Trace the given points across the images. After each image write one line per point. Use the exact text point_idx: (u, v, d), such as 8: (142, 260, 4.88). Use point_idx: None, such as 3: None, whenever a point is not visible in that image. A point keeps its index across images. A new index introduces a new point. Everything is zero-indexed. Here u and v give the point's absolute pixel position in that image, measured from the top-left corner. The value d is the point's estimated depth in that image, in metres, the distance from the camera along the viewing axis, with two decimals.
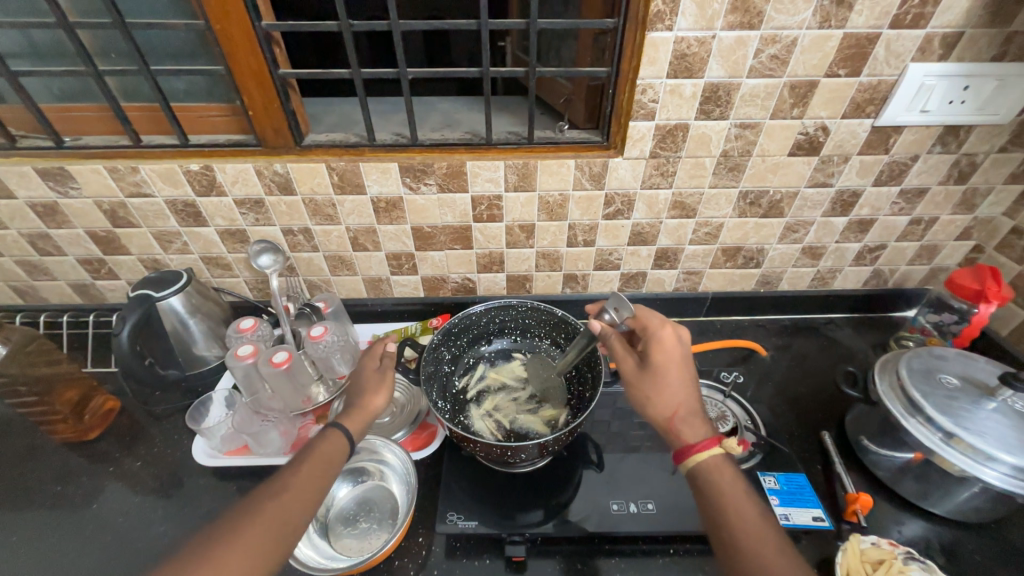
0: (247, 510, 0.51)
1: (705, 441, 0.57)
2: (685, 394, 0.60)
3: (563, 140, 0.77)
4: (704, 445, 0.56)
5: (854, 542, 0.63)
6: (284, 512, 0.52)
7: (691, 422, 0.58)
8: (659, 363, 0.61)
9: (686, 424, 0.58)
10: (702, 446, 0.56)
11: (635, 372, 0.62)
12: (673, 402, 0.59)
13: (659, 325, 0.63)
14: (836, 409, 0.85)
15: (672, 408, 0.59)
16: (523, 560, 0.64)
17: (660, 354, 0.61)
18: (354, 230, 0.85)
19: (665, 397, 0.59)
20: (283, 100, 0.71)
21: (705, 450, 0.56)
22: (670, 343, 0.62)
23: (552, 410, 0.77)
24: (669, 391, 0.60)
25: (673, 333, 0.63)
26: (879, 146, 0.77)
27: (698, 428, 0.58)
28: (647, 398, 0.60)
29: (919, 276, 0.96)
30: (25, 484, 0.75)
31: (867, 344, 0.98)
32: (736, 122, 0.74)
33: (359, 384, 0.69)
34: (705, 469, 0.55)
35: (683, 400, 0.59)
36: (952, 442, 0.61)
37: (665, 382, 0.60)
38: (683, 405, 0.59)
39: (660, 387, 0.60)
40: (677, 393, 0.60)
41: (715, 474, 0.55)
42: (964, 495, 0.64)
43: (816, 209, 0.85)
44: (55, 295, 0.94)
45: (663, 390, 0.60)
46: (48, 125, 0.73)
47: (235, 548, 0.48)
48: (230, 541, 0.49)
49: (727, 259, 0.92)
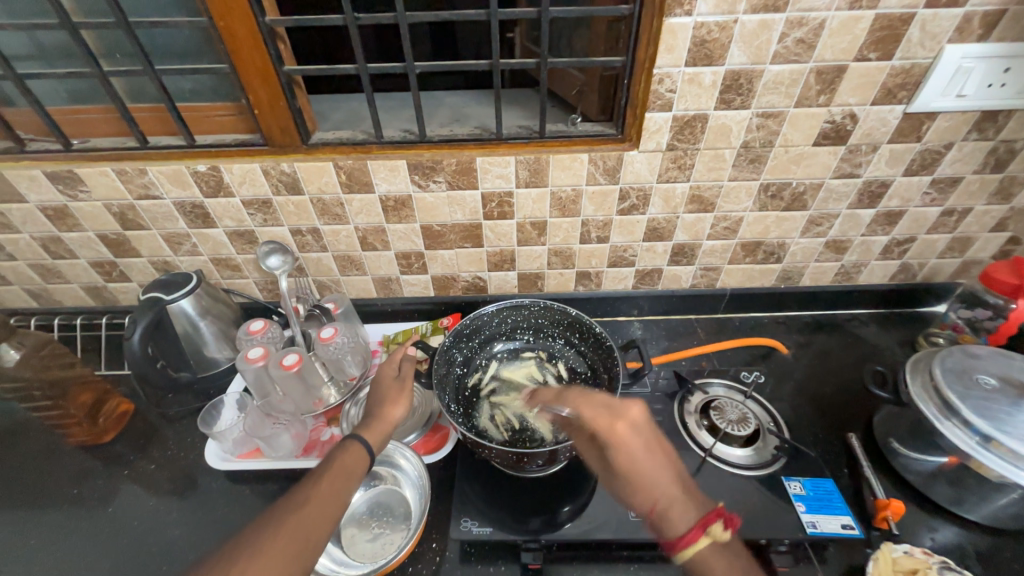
0: (269, 524, 0.51)
1: (689, 532, 0.50)
2: (656, 484, 0.54)
3: (576, 133, 0.74)
4: (688, 539, 0.50)
5: (887, 551, 0.60)
6: (305, 526, 0.51)
7: (672, 511, 0.52)
8: (619, 461, 0.56)
9: (667, 518, 0.52)
10: (685, 542, 0.50)
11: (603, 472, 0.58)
12: (646, 498, 0.54)
13: (602, 417, 0.57)
14: (861, 409, 0.82)
15: (647, 506, 0.53)
16: (539, 567, 0.63)
17: (615, 450, 0.56)
18: (363, 230, 0.83)
19: (637, 495, 0.54)
20: (289, 98, 0.70)
21: (690, 546, 0.49)
22: (621, 431, 0.56)
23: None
24: (639, 490, 0.54)
25: (621, 420, 0.56)
26: (910, 133, 0.73)
27: (680, 515, 0.52)
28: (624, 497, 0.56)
29: (950, 269, 0.92)
30: (42, 487, 0.76)
31: (894, 341, 0.94)
32: (758, 111, 0.70)
33: (378, 393, 0.68)
34: (697, 564, 0.49)
35: (654, 493, 0.53)
36: (990, 445, 0.57)
37: (630, 482, 0.55)
38: (660, 497, 0.53)
39: (628, 485, 0.55)
40: (645, 488, 0.54)
41: (707, 563, 0.49)
42: (1003, 502, 0.61)
43: (842, 201, 0.81)
44: (69, 298, 0.95)
45: (631, 487, 0.55)
46: (55, 128, 0.73)
47: (256, 561, 0.47)
48: (251, 554, 0.48)
49: (747, 254, 0.89)
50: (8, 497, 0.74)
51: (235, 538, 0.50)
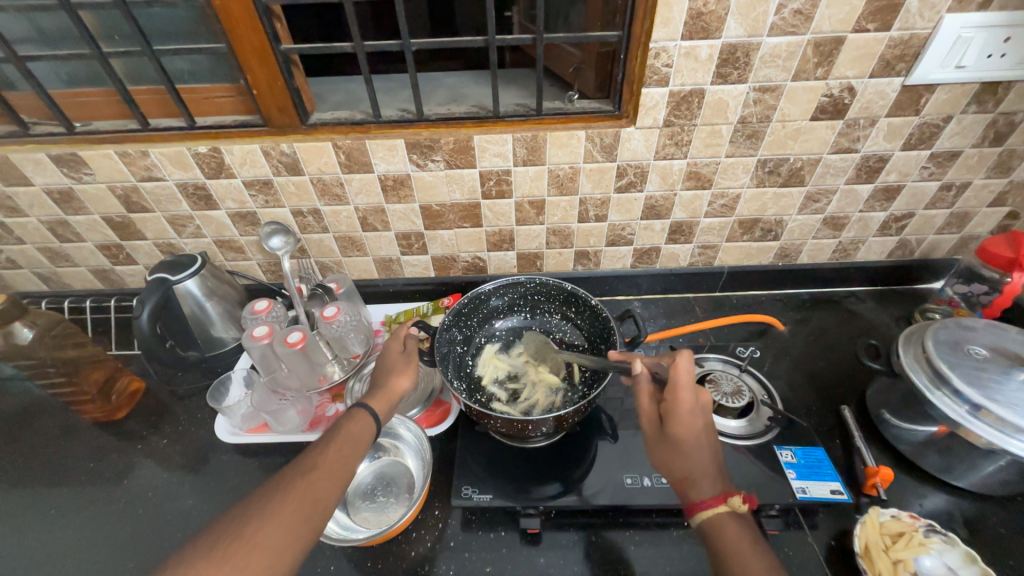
0: (278, 487, 0.50)
1: (710, 500, 0.51)
2: (695, 459, 0.53)
3: (573, 111, 0.75)
4: (710, 505, 0.51)
5: (875, 514, 0.62)
6: (314, 490, 0.51)
7: (699, 481, 0.53)
8: (674, 428, 0.55)
9: (693, 487, 0.53)
10: (704, 506, 0.51)
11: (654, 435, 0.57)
12: (680, 470, 0.54)
13: (689, 394, 0.55)
14: (856, 383, 0.83)
15: (678, 473, 0.54)
16: (537, 533, 0.66)
17: (678, 425, 0.55)
18: (363, 210, 0.84)
19: (672, 462, 0.55)
20: (287, 77, 0.70)
21: (707, 509, 0.51)
22: (691, 413, 0.55)
23: (567, 371, 0.79)
24: (680, 456, 0.54)
25: (699, 399, 0.56)
26: (909, 106, 0.73)
27: (708, 494, 0.52)
28: (661, 462, 0.56)
29: (949, 245, 0.93)
30: (60, 461, 0.79)
31: (890, 317, 0.95)
32: (755, 85, 0.70)
33: (384, 365, 0.70)
34: (708, 529, 0.51)
35: (692, 464, 0.53)
36: (979, 414, 0.58)
37: (678, 449, 0.54)
38: (694, 467, 0.53)
39: (670, 453, 0.55)
40: (685, 459, 0.54)
41: (722, 530, 0.50)
42: (990, 469, 0.62)
43: (840, 176, 0.81)
44: (78, 281, 0.97)
45: (675, 454, 0.55)
46: (57, 111, 0.74)
47: (268, 523, 0.47)
48: (263, 515, 0.48)
49: (744, 232, 0.89)
50: (28, 471, 0.78)
51: (247, 498, 0.50)
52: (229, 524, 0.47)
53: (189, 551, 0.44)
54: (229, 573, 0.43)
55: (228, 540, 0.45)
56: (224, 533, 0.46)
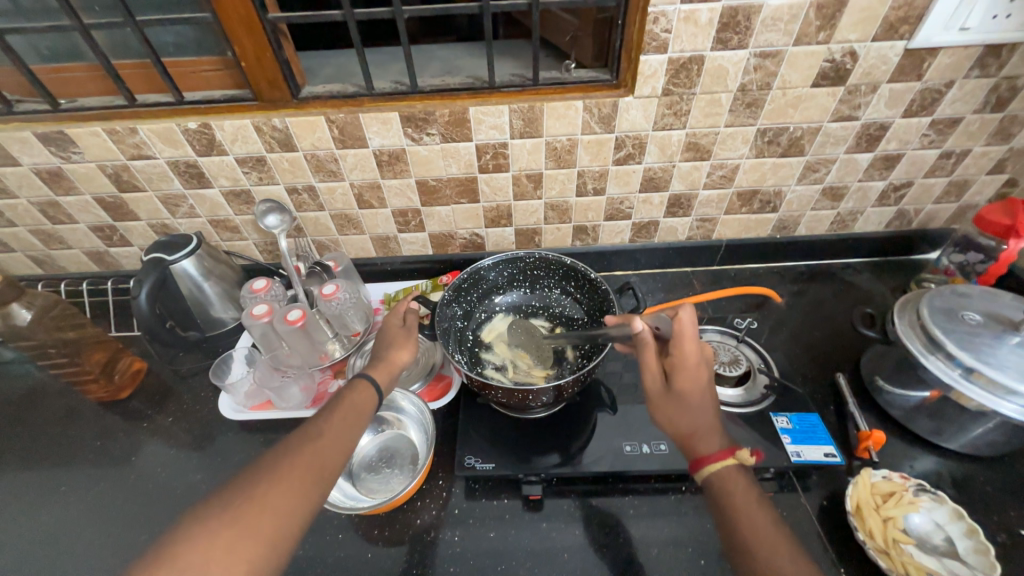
0: (285, 453, 0.51)
1: (717, 453, 0.52)
2: (703, 414, 0.54)
3: (570, 80, 0.73)
4: (717, 458, 0.52)
5: (866, 475, 0.64)
6: (320, 456, 0.52)
7: (705, 436, 0.54)
8: (684, 383, 0.55)
9: (700, 442, 0.54)
10: (712, 459, 0.52)
11: (659, 393, 0.56)
12: (687, 426, 0.54)
13: (695, 348, 0.56)
14: (851, 352, 0.84)
15: (685, 430, 0.54)
16: (538, 500, 0.67)
17: (685, 379, 0.55)
18: (358, 186, 0.83)
19: (680, 419, 0.54)
20: (276, 48, 0.68)
21: (716, 462, 0.52)
22: (697, 367, 0.56)
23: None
24: (688, 412, 0.54)
25: (702, 353, 0.57)
26: (911, 71, 0.72)
27: (715, 448, 0.53)
28: (667, 420, 0.55)
29: (946, 215, 0.93)
30: (67, 440, 0.80)
31: (886, 288, 0.95)
32: (755, 51, 0.69)
33: (384, 339, 0.70)
34: (716, 483, 0.52)
35: (699, 419, 0.54)
36: (972, 376, 0.59)
37: (686, 404, 0.54)
38: (701, 423, 0.54)
39: (679, 410, 0.55)
40: (693, 415, 0.54)
41: (730, 482, 0.51)
42: (978, 430, 0.64)
43: (840, 145, 0.80)
44: (73, 264, 0.96)
45: (684, 410, 0.54)
46: (41, 87, 0.72)
47: (276, 487, 0.48)
48: (271, 479, 0.48)
49: (743, 204, 0.89)
50: (36, 450, 0.79)
51: (254, 463, 0.50)
52: (235, 488, 0.47)
53: (200, 512, 0.45)
54: (239, 533, 0.44)
55: (237, 502, 0.46)
56: (233, 495, 0.47)
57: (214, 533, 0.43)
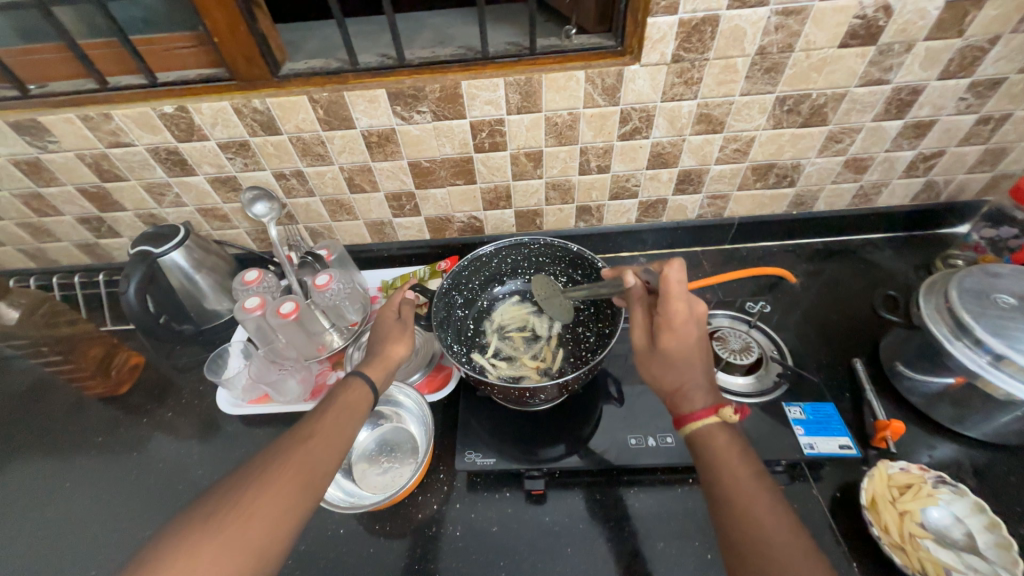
0: (274, 457, 0.50)
1: (702, 411, 0.51)
2: (691, 373, 0.53)
3: (570, 48, 0.67)
4: (700, 416, 0.51)
5: (883, 467, 0.61)
6: (311, 458, 0.50)
7: (691, 394, 0.52)
8: (669, 342, 0.53)
9: (685, 400, 0.53)
10: (695, 416, 0.51)
11: (645, 348, 0.55)
12: (673, 382, 0.53)
13: (683, 306, 0.53)
14: (869, 335, 0.80)
15: (671, 386, 0.53)
16: (541, 493, 0.66)
17: (670, 338, 0.53)
18: (348, 170, 0.79)
19: (667, 376, 0.53)
20: (249, 21, 0.63)
21: (698, 420, 0.51)
22: (684, 325, 0.53)
23: (568, 336, 0.77)
24: (673, 370, 0.53)
25: (692, 310, 0.53)
26: (952, 27, 0.64)
27: (699, 406, 0.52)
28: (652, 376, 0.55)
29: (978, 186, 0.86)
30: (69, 435, 0.80)
31: (909, 266, 0.90)
32: (777, 8, 0.62)
33: (379, 333, 0.67)
34: (697, 438, 0.51)
35: (687, 376, 0.53)
36: (1001, 364, 0.56)
37: (672, 362, 0.53)
38: (688, 380, 0.53)
39: (665, 368, 0.53)
40: (680, 373, 0.53)
41: (711, 439, 0.50)
42: (1005, 419, 0.60)
43: (866, 112, 0.74)
44: (64, 256, 0.94)
45: (669, 368, 0.53)
46: (5, 71, 0.67)
47: (266, 493, 0.46)
48: (260, 485, 0.47)
49: (758, 178, 0.83)
50: (39, 446, 0.79)
51: (244, 468, 0.49)
52: (224, 495, 0.46)
53: (190, 521, 0.44)
54: (226, 543, 0.42)
55: (225, 510, 0.44)
56: (221, 503, 0.45)
57: (202, 539, 0.42)
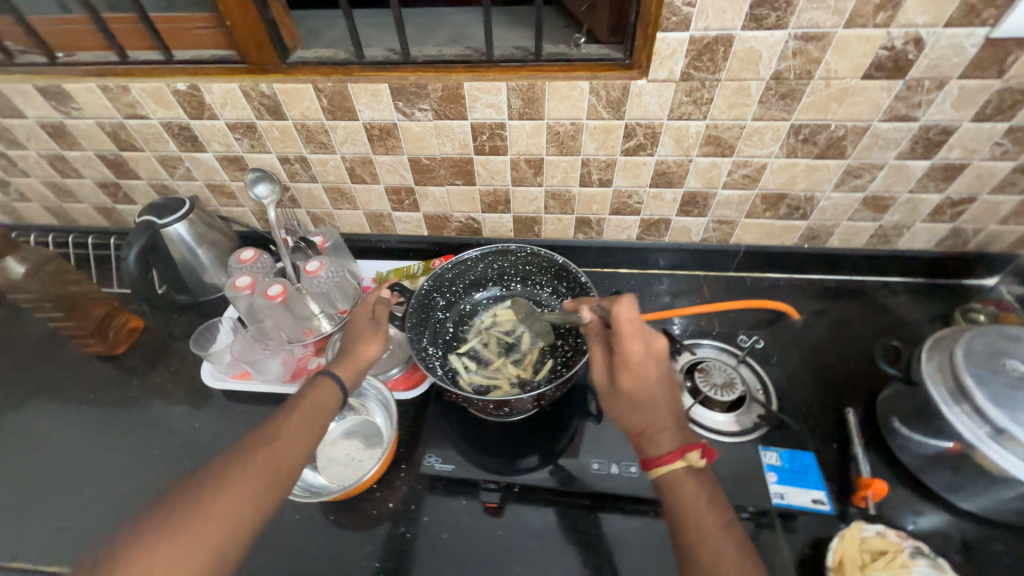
0: (237, 457, 0.50)
1: (668, 454, 0.50)
2: (655, 414, 0.52)
3: (577, 57, 0.65)
4: (666, 460, 0.50)
5: (857, 529, 0.57)
6: (275, 458, 0.51)
7: (655, 436, 0.51)
8: (629, 384, 0.51)
9: (649, 442, 0.51)
10: (662, 461, 0.50)
11: (605, 388, 0.54)
12: (638, 424, 0.52)
13: (638, 345, 0.52)
14: (869, 384, 0.76)
15: (637, 428, 0.52)
16: (499, 505, 0.65)
17: (629, 379, 0.52)
18: (350, 160, 0.79)
19: (631, 418, 0.52)
20: (261, 7, 0.64)
21: (663, 465, 0.50)
22: (642, 365, 0.52)
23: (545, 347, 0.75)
24: (636, 411, 0.52)
25: (649, 348, 0.52)
26: (990, 66, 0.59)
27: (665, 450, 0.50)
28: (616, 416, 0.53)
29: (1011, 238, 0.80)
30: (65, 388, 0.83)
31: (925, 315, 0.84)
32: (797, 32, 0.58)
33: (353, 331, 0.68)
34: (664, 483, 0.50)
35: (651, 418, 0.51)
36: (1002, 438, 0.51)
37: (634, 403, 0.52)
38: (652, 422, 0.51)
39: (629, 409, 0.52)
40: (642, 414, 0.52)
41: (678, 484, 0.49)
42: (1002, 495, 0.55)
43: (890, 149, 0.69)
44: (83, 217, 0.99)
45: (632, 410, 0.52)
46: (36, 38, 0.71)
47: (227, 494, 0.47)
48: (221, 485, 0.47)
49: (767, 208, 0.79)
50: (37, 395, 0.83)
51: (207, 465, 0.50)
52: (184, 493, 0.47)
53: (150, 520, 0.44)
54: (186, 542, 0.43)
55: (185, 509, 0.45)
56: (182, 502, 0.46)
57: (161, 541, 0.43)
